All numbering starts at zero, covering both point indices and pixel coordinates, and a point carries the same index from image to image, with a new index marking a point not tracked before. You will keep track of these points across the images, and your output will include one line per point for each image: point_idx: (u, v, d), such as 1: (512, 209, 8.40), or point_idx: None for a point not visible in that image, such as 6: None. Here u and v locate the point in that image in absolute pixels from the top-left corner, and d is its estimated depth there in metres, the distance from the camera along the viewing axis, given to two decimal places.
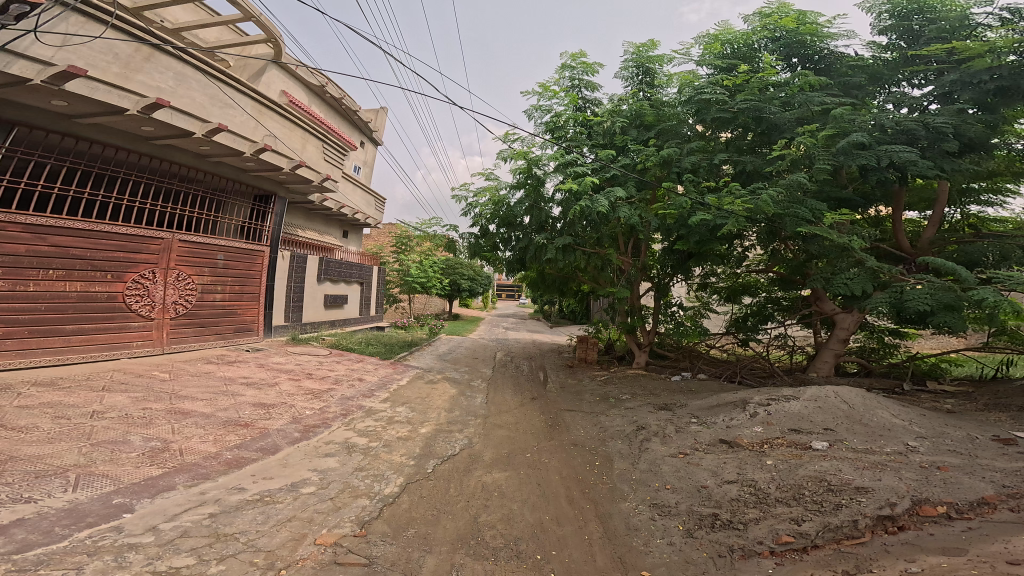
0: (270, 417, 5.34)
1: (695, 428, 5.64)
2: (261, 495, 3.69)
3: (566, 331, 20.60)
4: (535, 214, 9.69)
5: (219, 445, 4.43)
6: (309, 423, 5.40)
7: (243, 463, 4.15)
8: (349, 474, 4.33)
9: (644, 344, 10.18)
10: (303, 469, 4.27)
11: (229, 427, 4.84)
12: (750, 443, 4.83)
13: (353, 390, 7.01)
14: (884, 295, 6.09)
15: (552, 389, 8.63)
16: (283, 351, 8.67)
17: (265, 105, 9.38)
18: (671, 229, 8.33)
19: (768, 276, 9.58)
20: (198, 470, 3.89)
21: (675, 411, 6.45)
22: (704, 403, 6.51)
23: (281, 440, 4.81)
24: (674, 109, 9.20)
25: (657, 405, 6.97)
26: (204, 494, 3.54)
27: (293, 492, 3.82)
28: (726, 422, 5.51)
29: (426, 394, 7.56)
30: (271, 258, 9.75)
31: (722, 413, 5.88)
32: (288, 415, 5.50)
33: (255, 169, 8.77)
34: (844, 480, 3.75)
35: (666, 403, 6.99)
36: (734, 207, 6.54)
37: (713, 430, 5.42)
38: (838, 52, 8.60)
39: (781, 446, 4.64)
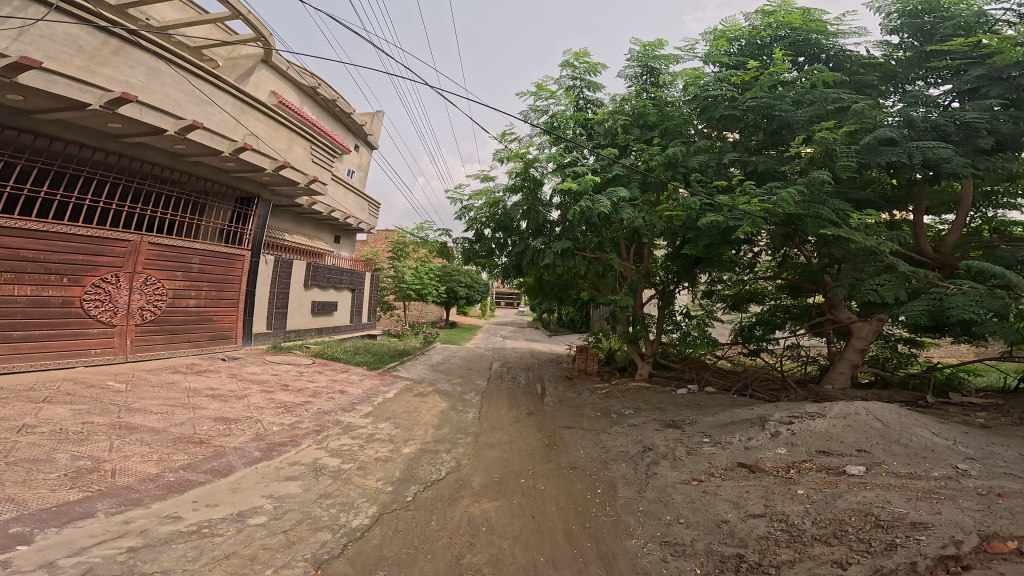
0: (230, 434, 4.77)
1: (708, 449, 5.05)
2: (199, 525, 3.12)
3: (566, 340, 19.94)
4: (533, 217, 9.23)
5: (163, 465, 3.87)
6: (274, 441, 4.83)
7: (186, 487, 3.59)
8: (311, 502, 3.75)
9: (646, 354, 9.54)
10: (256, 495, 3.69)
11: (179, 445, 4.27)
12: (774, 469, 4.24)
13: (332, 403, 6.43)
14: (921, 303, 5.52)
15: (549, 403, 8.05)
16: (260, 360, 8.08)
17: (248, 104, 8.91)
18: (677, 233, 7.82)
19: (775, 283, 9.30)
20: (128, 495, 3.34)
21: (684, 429, 5.89)
22: (716, 420, 5.93)
23: (237, 460, 4.24)
24: (680, 110, 8.87)
25: (664, 422, 6.42)
26: (129, 524, 2.99)
27: (238, 523, 3.24)
28: (743, 443, 4.96)
29: (413, 408, 6.97)
30: (253, 264, 9.22)
31: (738, 432, 5.30)
32: (253, 432, 4.93)
33: (236, 170, 8.36)
34: (895, 514, 3.17)
35: (673, 419, 6.45)
36: (750, 207, 6.05)
37: (730, 452, 4.84)
38: (847, 51, 8.26)
39: (812, 471, 4.06)
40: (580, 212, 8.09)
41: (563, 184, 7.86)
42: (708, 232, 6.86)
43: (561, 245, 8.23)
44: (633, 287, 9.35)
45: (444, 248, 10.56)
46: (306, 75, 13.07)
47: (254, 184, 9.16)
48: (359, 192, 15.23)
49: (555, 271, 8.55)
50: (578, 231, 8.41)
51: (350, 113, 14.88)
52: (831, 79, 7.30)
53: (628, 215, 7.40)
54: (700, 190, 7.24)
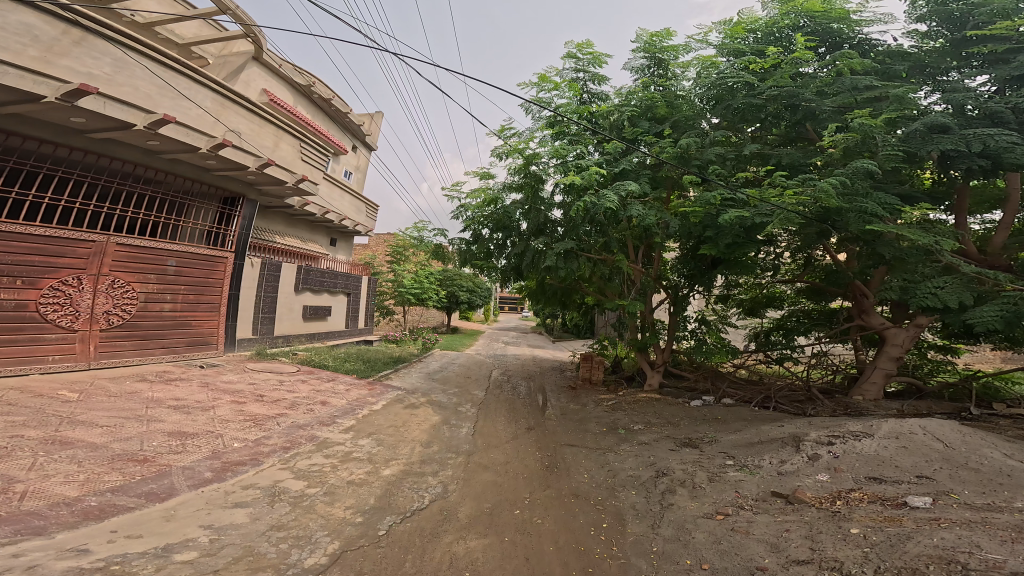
0: (181, 451, 4.21)
1: (734, 475, 4.36)
2: (107, 562, 2.54)
3: (570, 347, 19.22)
4: (533, 217, 8.66)
5: (88, 487, 3.30)
6: (231, 460, 4.25)
7: (107, 514, 3.02)
8: (258, 535, 3.14)
9: (657, 363, 8.69)
10: (191, 526, 3.11)
11: (115, 464, 3.69)
12: (818, 501, 3.56)
13: (308, 416, 5.85)
14: (993, 307, 4.94)
15: (550, 416, 7.40)
16: (239, 368, 7.53)
17: (230, 100, 8.47)
18: (692, 233, 7.14)
19: (795, 286, 8.69)
20: (31, 522, 2.76)
21: (703, 449, 5.21)
22: (740, 439, 5.24)
23: (181, 482, 3.66)
24: (691, 104, 8.31)
25: (679, 440, 5.74)
26: (17, 559, 2.41)
27: (159, 561, 2.64)
28: (774, 467, 4.29)
29: (400, 422, 6.36)
30: (237, 266, 8.74)
31: (767, 455, 4.63)
32: (209, 448, 4.36)
33: (216, 168, 7.93)
34: (989, 562, 2.47)
35: (688, 437, 5.77)
36: (781, 199, 5.38)
37: (761, 478, 4.15)
38: (873, 40, 7.63)
39: (864, 504, 3.37)
40: (585, 209, 7.44)
41: (567, 179, 7.27)
42: (728, 228, 6.11)
43: (565, 246, 7.56)
44: (643, 289, 8.55)
45: (439, 250, 9.99)
46: (301, 73, 12.71)
47: (238, 183, 8.73)
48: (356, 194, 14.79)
49: (558, 275, 7.88)
50: (583, 230, 7.77)
51: (347, 113, 14.49)
52: (861, 65, 6.66)
53: (640, 211, 6.67)
54: (720, 183, 6.51)
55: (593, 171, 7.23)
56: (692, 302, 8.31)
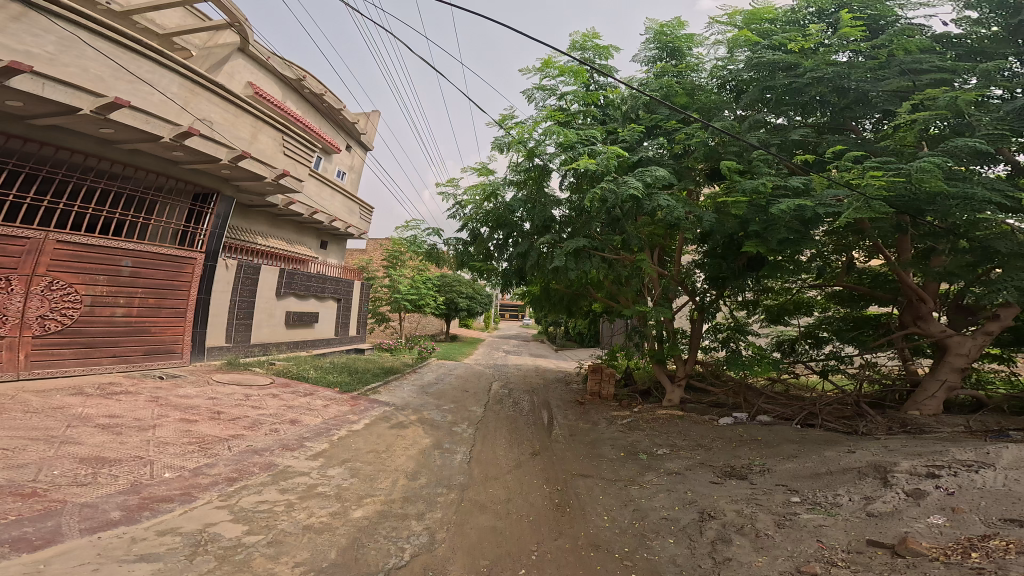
0: (90, 482, 3.35)
1: (808, 518, 3.39)
2: None
3: (575, 356, 18.14)
4: (537, 212, 7.73)
5: None
6: (154, 497, 3.36)
7: None
8: None
9: (679, 376, 7.60)
10: None
11: None
12: (942, 553, 2.59)
13: (270, 439, 4.94)
14: None
15: (558, 437, 6.44)
16: (202, 380, 6.61)
17: (200, 86, 7.64)
18: (726, 233, 6.18)
19: (825, 291, 7.90)
20: None
21: (753, 480, 4.28)
22: (803, 469, 4.30)
23: (73, 524, 2.84)
24: (711, 93, 7.53)
25: (718, 468, 4.77)
26: None
27: None
28: (860, 508, 3.36)
29: (382, 445, 5.43)
30: (208, 268, 7.88)
31: (843, 490, 3.73)
32: (129, 480, 3.50)
33: (185, 160, 7.15)
34: None
35: (729, 465, 4.83)
36: (862, 180, 4.46)
37: (847, 523, 3.21)
38: (917, 24, 6.85)
39: (1014, 557, 2.41)
40: (600, 201, 6.47)
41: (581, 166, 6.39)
42: (781, 219, 5.14)
43: (577, 243, 6.62)
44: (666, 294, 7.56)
45: (432, 250, 9.08)
46: (292, 67, 12.05)
47: (211, 178, 7.95)
48: (349, 194, 13.98)
49: (568, 278, 6.92)
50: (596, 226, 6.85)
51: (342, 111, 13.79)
52: (916, 45, 5.87)
53: (670, 203, 5.76)
54: (764, 171, 5.57)
55: (610, 153, 6.38)
56: (720, 310, 7.30)
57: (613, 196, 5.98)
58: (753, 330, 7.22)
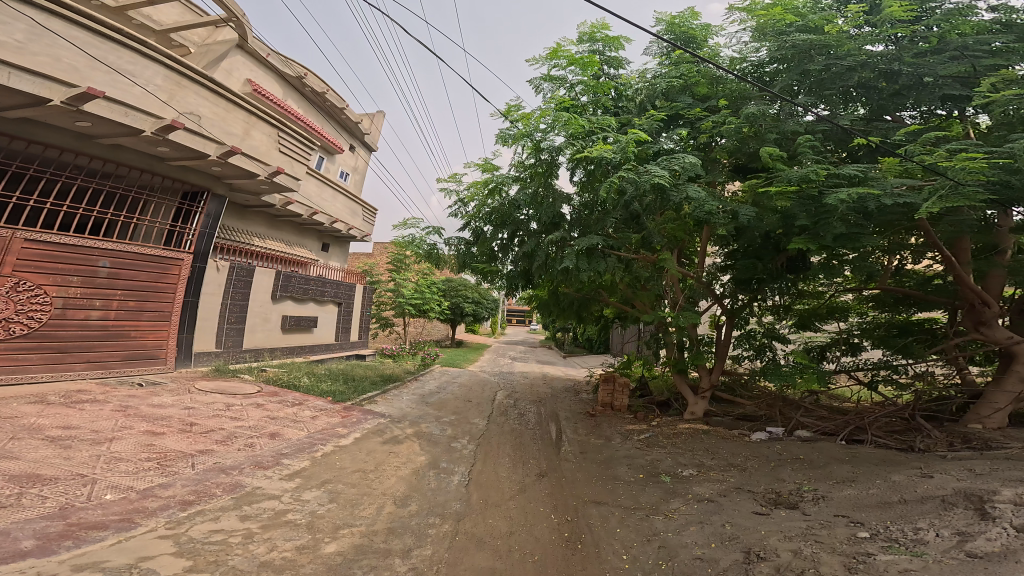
0: (10, 507, 2.90)
1: (888, 560, 2.70)
2: None
3: (586, 364, 17.40)
4: (545, 208, 7.11)
5: None
6: (83, 523, 2.89)
7: None
8: None
9: (703, 388, 6.83)
10: None
11: None
12: None
13: (242, 456, 4.44)
14: None
15: (567, 455, 5.78)
16: (182, 388, 6.14)
17: (187, 78, 7.30)
18: (760, 230, 5.46)
19: (858, 294, 7.19)
20: None
21: (806, 510, 3.57)
22: (870, 497, 3.58)
23: None
24: (733, 80, 6.91)
25: (761, 496, 4.05)
26: None
27: None
28: (957, 547, 2.66)
29: (369, 462, 4.86)
30: (197, 269, 7.47)
31: (926, 523, 3.03)
32: (56, 504, 3.04)
33: (172, 156, 6.80)
34: None
35: (773, 491, 4.12)
36: (949, 164, 3.86)
37: (936, 566, 2.54)
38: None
39: None
40: (618, 194, 5.82)
41: (596, 155, 5.78)
42: (835, 209, 4.44)
43: (590, 242, 5.99)
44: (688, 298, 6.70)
45: (432, 251, 8.51)
46: (292, 65, 11.81)
47: (202, 175, 7.58)
48: (351, 195, 13.57)
49: (581, 280, 6.27)
50: (611, 222, 6.22)
51: (344, 110, 13.50)
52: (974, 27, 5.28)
53: (700, 192, 5.10)
54: (809, 158, 4.87)
55: (630, 139, 5.77)
56: (749, 317, 6.45)
57: (634, 187, 5.33)
58: (789, 338, 6.45)
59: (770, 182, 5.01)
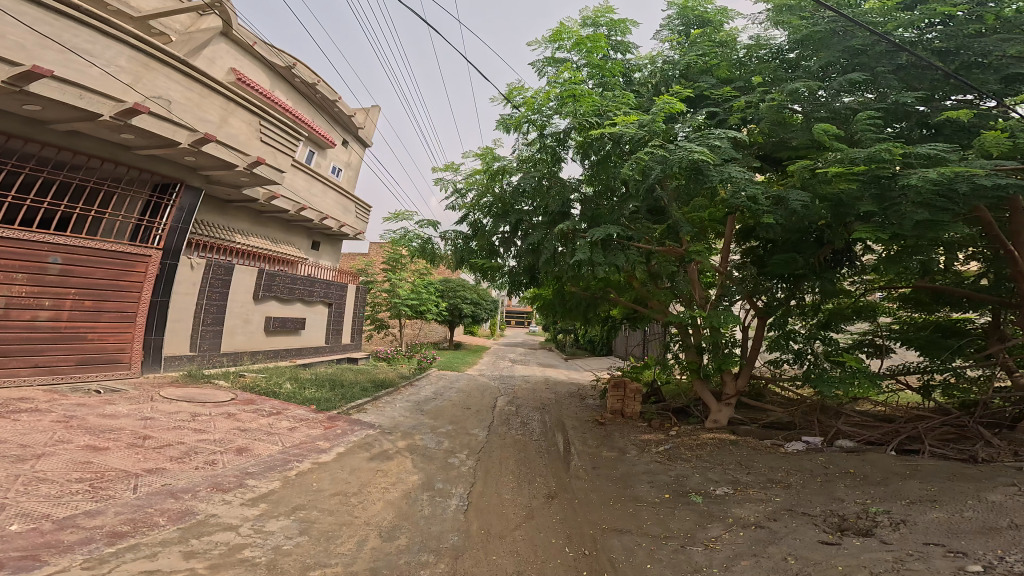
0: None
1: None
2: None
3: (589, 366, 16.73)
4: (554, 197, 6.39)
5: None
6: None
7: None
8: None
9: (727, 394, 6.14)
10: None
11: None
12: None
13: (199, 476, 3.76)
14: None
15: (579, 471, 5.12)
16: (143, 396, 5.45)
17: (156, 60, 6.63)
18: (808, 220, 4.78)
19: (889, 293, 6.54)
20: None
21: (885, 537, 2.96)
22: (967, 521, 2.96)
23: None
24: (756, 60, 6.29)
25: (822, 521, 3.43)
26: None
27: None
28: None
29: (353, 483, 4.18)
30: (168, 267, 6.80)
31: None
32: None
33: (138, 144, 6.14)
34: None
35: (834, 515, 3.51)
36: None
37: None
38: None
39: None
40: (640, 177, 5.14)
41: (616, 132, 5.12)
42: (911, 189, 3.83)
43: (607, 231, 5.32)
44: (723, 294, 5.89)
45: (427, 246, 7.78)
46: (280, 55, 11.20)
47: (175, 165, 6.92)
48: (343, 190, 12.86)
49: (596, 276, 5.59)
50: (630, 209, 5.56)
51: (336, 102, 12.87)
52: None
53: (741, 172, 4.44)
54: (870, 136, 4.26)
55: (659, 112, 5.09)
56: (790, 317, 5.51)
57: (665, 168, 4.67)
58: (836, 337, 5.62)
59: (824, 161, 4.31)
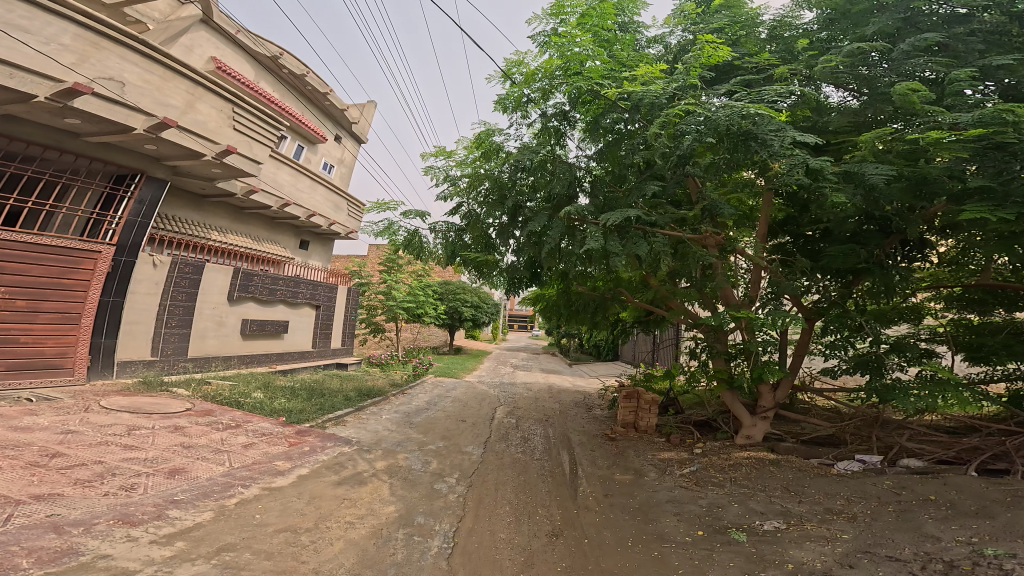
0: None
1: None
2: None
3: (596, 372, 15.74)
4: (560, 178, 5.52)
5: None
6: None
7: None
8: None
9: (763, 407, 5.28)
10: None
11: None
12: None
13: (104, 505, 3.00)
14: None
15: (586, 499, 4.27)
16: (76, 406, 4.67)
17: (110, 38, 6.00)
18: (881, 201, 3.95)
19: (938, 295, 5.68)
20: None
21: None
22: None
23: None
24: (792, 23, 5.44)
25: (918, 569, 2.61)
26: None
27: None
28: None
29: (308, 515, 3.35)
30: (120, 266, 6.06)
31: None
32: None
33: (84, 129, 5.57)
34: None
35: (930, 560, 2.69)
36: None
37: None
38: None
39: None
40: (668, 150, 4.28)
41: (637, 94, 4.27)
42: None
43: (626, 214, 4.44)
44: (772, 293, 4.95)
45: (415, 239, 6.95)
46: (265, 44, 10.58)
47: (136, 155, 6.27)
48: (334, 187, 12.14)
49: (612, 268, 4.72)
50: (653, 187, 4.67)
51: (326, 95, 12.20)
52: None
53: (803, 136, 3.61)
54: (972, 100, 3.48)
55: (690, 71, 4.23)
56: (854, 316, 4.61)
57: (705, 133, 3.80)
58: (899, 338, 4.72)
59: (916, 131, 3.60)
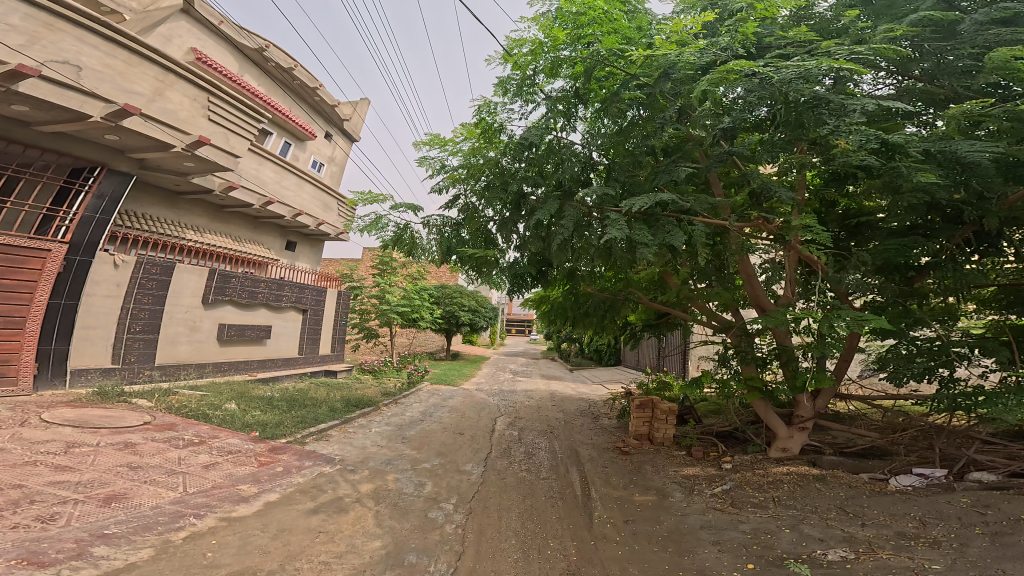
0: None
1: None
2: None
3: (600, 379, 15.08)
4: (569, 163, 4.97)
5: None
6: None
7: None
8: None
9: (801, 417, 4.71)
10: None
11: None
12: None
13: (7, 541, 2.35)
14: None
15: (607, 526, 3.66)
16: (7, 420, 3.97)
17: (66, 16, 5.44)
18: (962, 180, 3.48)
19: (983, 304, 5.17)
20: None
21: None
22: None
23: None
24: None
25: None
26: None
27: None
28: None
29: (273, 554, 2.70)
30: (72, 263, 5.44)
31: None
32: None
33: (36, 116, 4.99)
34: None
35: None
36: None
37: None
38: None
39: None
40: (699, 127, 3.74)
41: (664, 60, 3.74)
42: None
43: (654, 198, 3.89)
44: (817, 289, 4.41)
45: (407, 235, 6.33)
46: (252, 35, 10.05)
47: (97, 146, 5.68)
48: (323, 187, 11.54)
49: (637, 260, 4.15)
50: (685, 170, 4.13)
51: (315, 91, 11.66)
52: None
53: (886, 104, 3.15)
54: None
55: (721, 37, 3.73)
56: (917, 314, 4.09)
57: None
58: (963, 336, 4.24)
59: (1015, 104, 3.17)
